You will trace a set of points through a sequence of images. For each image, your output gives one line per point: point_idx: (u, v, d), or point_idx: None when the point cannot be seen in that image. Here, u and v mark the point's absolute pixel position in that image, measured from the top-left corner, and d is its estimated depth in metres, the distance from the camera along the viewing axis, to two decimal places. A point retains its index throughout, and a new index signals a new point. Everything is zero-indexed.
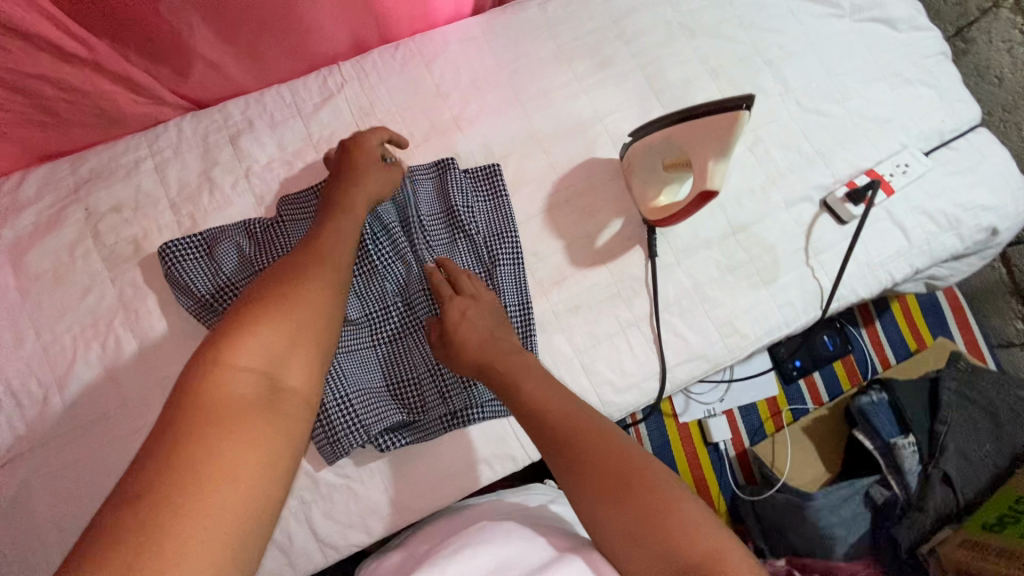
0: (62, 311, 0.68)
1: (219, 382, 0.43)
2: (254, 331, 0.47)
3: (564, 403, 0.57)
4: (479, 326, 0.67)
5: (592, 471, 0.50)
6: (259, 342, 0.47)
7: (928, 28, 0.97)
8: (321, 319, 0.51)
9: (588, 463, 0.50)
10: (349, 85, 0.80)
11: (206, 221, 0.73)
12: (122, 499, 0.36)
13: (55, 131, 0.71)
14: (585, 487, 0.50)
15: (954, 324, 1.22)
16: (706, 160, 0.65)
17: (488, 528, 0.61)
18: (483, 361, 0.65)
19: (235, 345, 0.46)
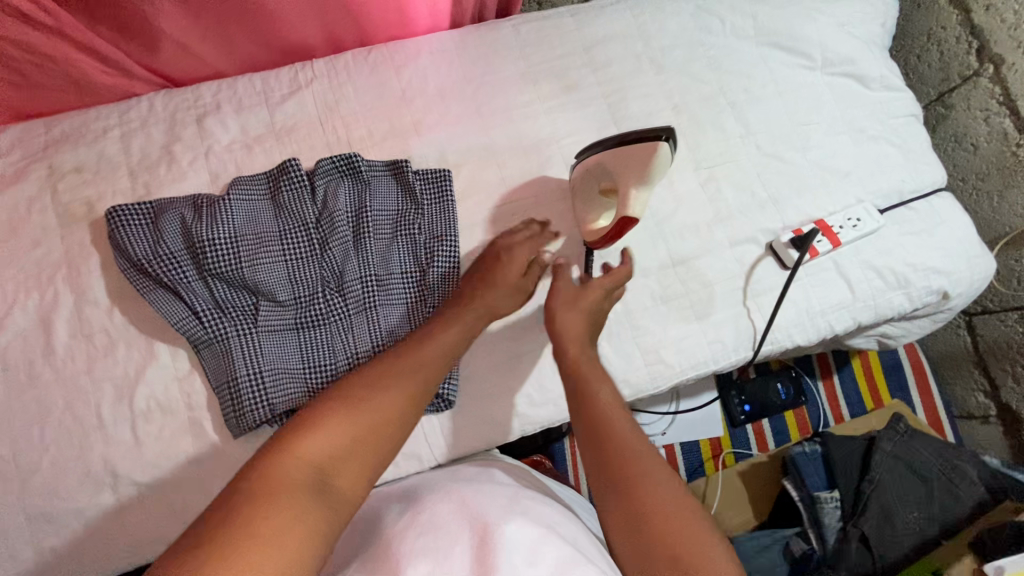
0: (10, 258, 0.72)
1: (284, 464, 0.50)
2: (335, 422, 0.54)
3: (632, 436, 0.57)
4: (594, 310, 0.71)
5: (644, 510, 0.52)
6: (334, 434, 0.53)
7: (901, 89, 0.98)
8: (386, 420, 0.56)
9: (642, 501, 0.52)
10: (318, 81, 0.84)
11: (160, 191, 0.76)
12: (187, 542, 0.44)
13: (33, 91, 0.76)
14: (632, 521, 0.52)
15: (914, 389, 1.20)
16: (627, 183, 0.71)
17: (451, 498, 0.61)
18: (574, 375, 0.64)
19: (316, 434, 0.53)
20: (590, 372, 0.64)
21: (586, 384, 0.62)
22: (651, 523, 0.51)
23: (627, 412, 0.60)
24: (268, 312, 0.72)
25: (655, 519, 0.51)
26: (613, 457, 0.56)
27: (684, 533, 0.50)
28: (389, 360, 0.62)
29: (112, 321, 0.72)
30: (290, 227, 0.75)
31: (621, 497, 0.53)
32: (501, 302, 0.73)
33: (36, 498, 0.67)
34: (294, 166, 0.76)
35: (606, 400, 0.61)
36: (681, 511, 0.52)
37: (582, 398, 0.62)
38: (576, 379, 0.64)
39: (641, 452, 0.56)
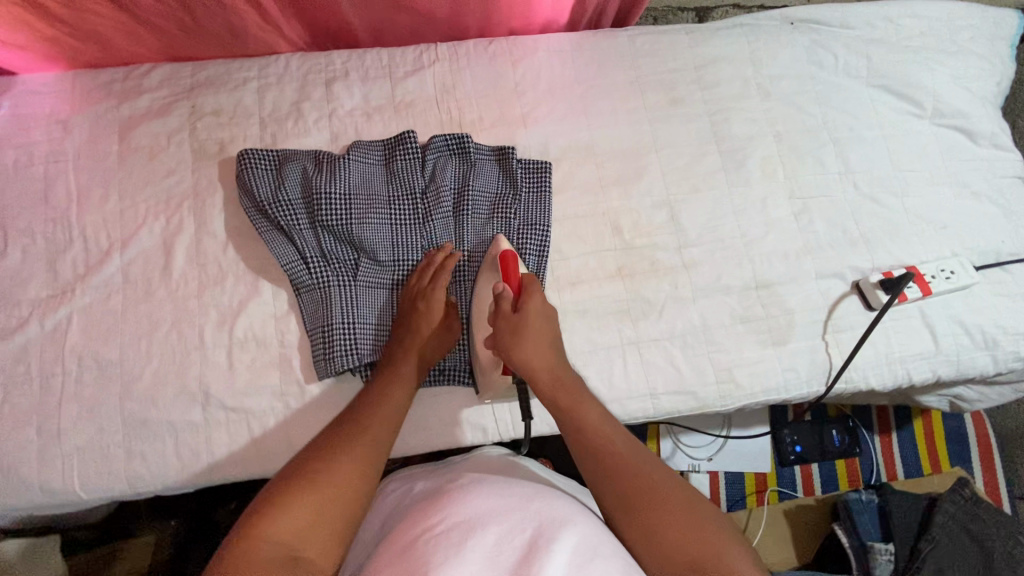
0: (146, 183, 0.79)
1: (258, 539, 0.55)
2: (291, 506, 0.57)
3: (623, 438, 0.65)
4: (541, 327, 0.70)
5: (645, 505, 0.59)
6: (295, 518, 0.57)
7: (1010, 150, 0.95)
8: (347, 487, 0.61)
9: (643, 497, 0.60)
10: (440, 63, 0.88)
11: (284, 142, 0.82)
12: None
13: (190, 34, 0.83)
14: (633, 517, 0.59)
15: (977, 462, 1.13)
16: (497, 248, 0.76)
17: (470, 508, 0.59)
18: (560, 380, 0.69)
19: (274, 520, 0.56)
20: (579, 395, 0.68)
21: (579, 401, 0.67)
22: (656, 514, 0.58)
23: (616, 428, 0.66)
24: (367, 269, 0.77)
25: (670, 521, 0.58)
26: (618, 473, 0.61)
27: (685, 519, 0.58)
28: (350, 426, 0.66)
29: (226, 254, 0.77)
30: (397, 193, 0.79)
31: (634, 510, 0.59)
32: (433, 349, 0.74)
33: (134, 403, 0.72)
34: (410, 138, 0.80)
35: (603, 422, 0.66)
36: (694, 510, 0.59)
37: (574, 426, 0.66)
38: (568, 394, 0.68)
39: (645, 462, 0.63)
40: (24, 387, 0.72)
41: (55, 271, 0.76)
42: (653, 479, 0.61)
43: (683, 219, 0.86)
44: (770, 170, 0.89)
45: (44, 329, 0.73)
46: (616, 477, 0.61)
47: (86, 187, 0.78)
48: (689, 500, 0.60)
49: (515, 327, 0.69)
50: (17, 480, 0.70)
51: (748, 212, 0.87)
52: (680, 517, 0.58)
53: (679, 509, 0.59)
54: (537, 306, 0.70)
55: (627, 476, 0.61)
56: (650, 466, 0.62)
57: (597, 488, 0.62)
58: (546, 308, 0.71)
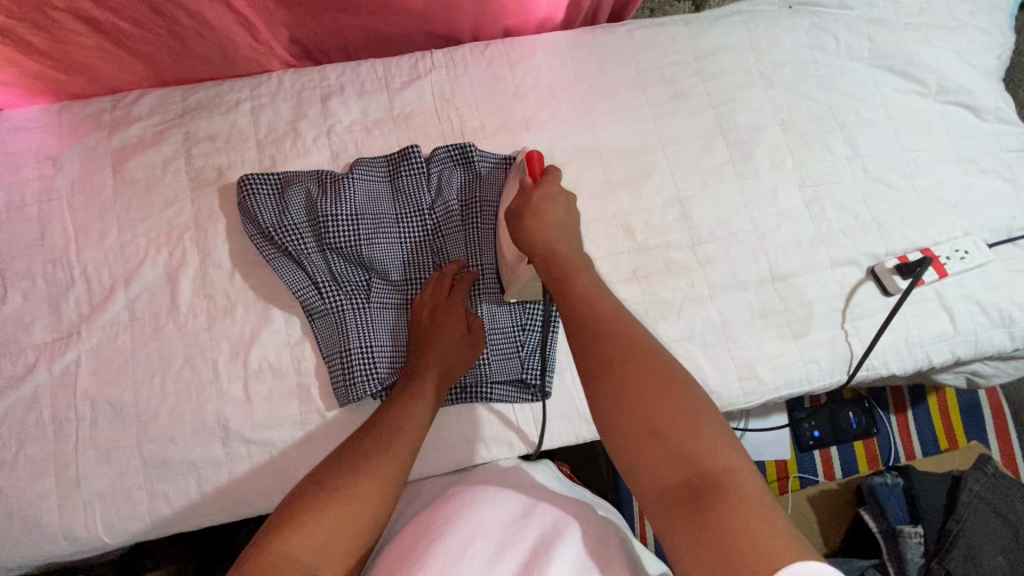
0: (144, 216, 0.76)
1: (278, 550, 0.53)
2: (313, 517, 0.56)
3: (612, 303, 0.55)
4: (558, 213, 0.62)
5: (620, 370, 0.50)
6: (315, 528, 0.55)
7: (1014, 125, 0.93)
8: (369, 498, 0.59)
9: (619, 363, 0.50)
10: (437, 71, 0.86)
11: (284, 164, 0.80)
12: None
13: (180, 56, 0.80)
14: (605, 382, 0.50)
15: (993, 435, 1.12)
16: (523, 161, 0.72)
17: (471, 516, 0.60)
18: (552, 258, 0.60)
19: (297, 528, 0.55)
20: (573, 262, 0.60)
21: (569, 272, 0.59)
22: (630, 379, 0.49)
23: (609, 295, 0.56)
24: (380, 289, 0.76)
25: (641, 386, 0.48)
26: (599, 331, 0.52)
27: (658, 389, 0.48)
28: (369, 439, 0.64)
29: (233, 283, 0.75)
30: (405, 211, 0.78)
31: (606, 371, 0.50)
32: (452, 368, 0.73)
33: (152, 443, 0.70)
34: (414, 152, 0.78)
35: (594, 287, 0.57)
36: (674, 384, 0.49)
37: (562, 287, 0.58)
38: (558, 270, 0.59)
39: (638, 329, 0.53)
40: (38, 435, 0.70)
41: (58, 313, 0.74)
42: (638, 345, 0.51)
43: (694, 216, 0.84)
44: (778, 160, 0.88)
45: (53, 374, 0.71)
46: (595, 340, 0.52)
47: (83, 223, 0.76)
48: (670, 370, 0.50)
49: (522, 205, 0.63)
50: (38, 531, 0.68)
51: (759, 204, 0.86)
52: (654, 386, 0.48)
53: (654, 379, 0.49)
54: (548, 191, 0.63)
55: (609, 341, 0.52)
56: (637, 333, 0.52)
57: (574, 341, 0.54)
58: (560, 193, 0.64)
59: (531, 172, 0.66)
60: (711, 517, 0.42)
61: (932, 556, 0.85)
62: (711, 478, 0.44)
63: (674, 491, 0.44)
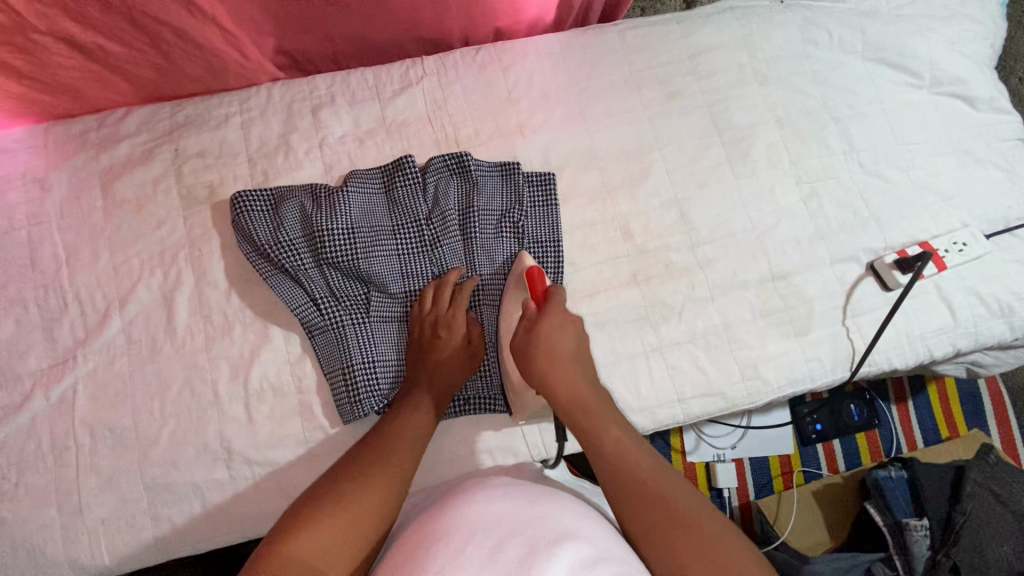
0: (136, 237, 0.75)
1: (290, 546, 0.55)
2: (317, 523, 0.57)
3: (645, 457, 0.63)
4: (565, 340, 0.67)
5: (659, 522, 0.58)
6: (319, 534, 0.56)
7: (1009, 112, 0.93)
8: (378, 492, 0.60)
9: (659, 516, 0.58)
10: (428, 78, 0.85)
11: (277, 178, 0.78)
12: None
13: (165, 72, 0.79)
14: (648, 537, 0.58)
15: (993, 422, 1.13)
16: (523, 265, 0.75)
17: (472, 516, 0.58)
18: (575, 401, 0.65)
19: (302, 534, 0.56)
20: (597, 411, 0.65)
21: (594, 422, 0.65)
22: (670, 530, 0.57)
23: (636, 444, 0.64)
24: (380, 303, 0.75)
25: (682, 534, 0.57)
26: (637, 492, 0.60)
27: (695, 535, 0.56)
28: (379, 437, 0.66)
29: (230, 302, 0.74)
30: (402, 222, 0.76)
31: (654, 536, 0.58)
32: (453, 379, 0.73)
33: (155, 468, 0.69)
34: (409, 162, 0.78)
35: (623, 440, 0.64)
36: (710, 529, 0.57)
37: (593, 443, 0.64)
38: (581, 418, 0.65)
39: (662, 479, 0.62)
40: (37, 465, 0.69)
41: (53, 339, 0.72)
42: (670, 499, 0.60)
43: (693, 217, 0.84)
44: (775, 158, 0.87)
45: (50, 402, 0.70)
46: (629, 492, 0.61)
47: (74, 247, 0.75)
48: (703, 517, 0.58)
49: (534, 344, 0.66)
50: (43, 561, 0.67)
51: (758, 202, 0.85)
52: (693, 533, 0.57)
53: (692, 526, 0.57)
54: (556, 321, 0.67)
55: (644, 497, 0.60)
56: (666, 483, 0.62)
57: (613, 500, 0.62)
58: (567, 323, 0.68)
59: (534, 292, 0.70)
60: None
61: (939, 548, 0.87)
62: None
63: None
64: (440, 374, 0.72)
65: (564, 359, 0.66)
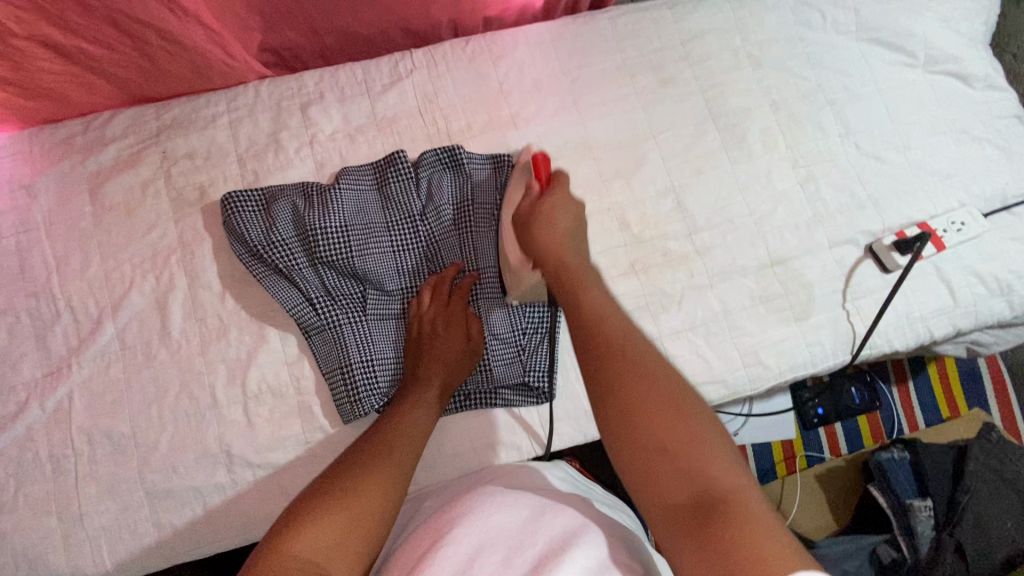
0: (127, 241, 0.74)
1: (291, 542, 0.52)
2: (321, 519, 0.54)
3: (620, 323, 0.52)
4: (566, 214, 0.64)
5: (626, 394, 0.48)
6: (323, 530, 0.53)
7: (1004, 90, 0.92)
8: (381, 490, 0.59)
9: (626, 387, 0.48)
10: (418, 72, 0.84)
11: (268, 178, 0.77)
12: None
13: (150, 73, 0.77)
14: (608, 411, 0.48)
15: (993, 400, 1.13)
16: (527, 158, 0.72)
17: (480, 516, 0.58)
18: (562, 261, 0.59)
19: (305, 530, 0.53)
20: (576, 273, 0.58)
21: (577, 284, 0.57)
22: (635, 396, 0.48)
23: (617, 310, 0.54)
24: (376, 301, 0.75)
25: (648, 405, 0.47)
26: (607, 344, 0.51)
27: (664, 408, 0.47)
28: (378, 437, 0.64)
29: (224, 305, 0.74)
30: (396, 218, 0.76)
31: (615, 390, 0.48)
32: (453, 375, 0.72)
33: (155, 475, 0.69)
34: (401, 157, 0.77)
35: (600, 296, 0.55)
36: (682, 405, 0.47)
37: (572, 306, 0.55)
38: (564, 279, 0.58)
39: (638, 345, 0.50)
40: (35, 475, 0.68)
41: (46, 348, 0.71)
42: (644, 359, 0.49)
43: (690, 204, 0.83)
44: (771, 142, 0.86)
45: (45, 411, 0.70)
46: (600, 356, 0.50)
47: (64, 254, 0.74)
48: (680, 396, 0.48)
49: (535, 214, 0.64)
50: (44, 571, 0.67)
51: (754, 187, 0.85)
52: (662, 406, 0.47)
53: (661, 399, 0.47)
54: (560, 198, 0.65)
55: (612, 360, 0.50)
56: (646, 346, 0.51)
57: (581, 359, 0.52)
58: (571, 201, 0.65)
59: (538, 175, 0.68)
60: (713, 535, 0.41)
61: (943, 527, 0.88)
62: (718, 500, 0.43)
63: (685, 518, 0.43)
64: (441, 370, 0.71)
65: (563, 223, 0.63)
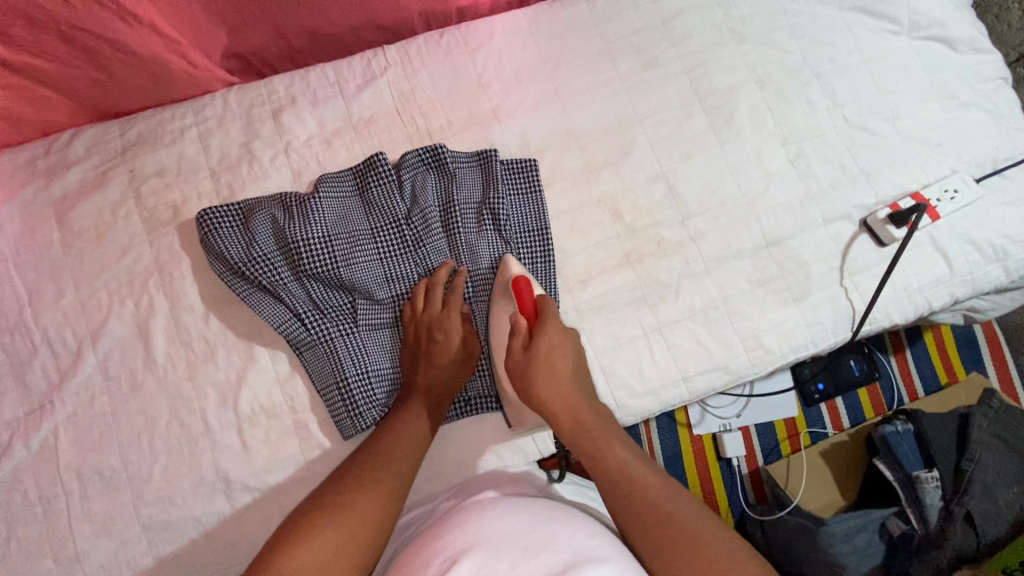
0: (100, 268, 0.71)
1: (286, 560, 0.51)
2: (317, 533, 0.54)
3: (634, 463, 0.62)
4: (560, 351, 0.66)
5: (653, 519, 0.57)
6: (318, 544, 0.53)
7: (990, 51, 0.91)
8: (372, 508, 0.57)
9: (649, 516, 0.57)
10: (393, 69, 0.80)
11: (244, 191, 0.74)
12: None
13: (112, 88, 0.74)
14: (657, 564, 0.55)
15: (990, 363, 1.13)
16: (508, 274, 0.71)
17: (479, 526, 0.57)
18: (578, 426, 0.64)
19: (299, 549, 0.52)
20: (597, 427, 0.64)
21: (593, 441, 0.63)
22: (671, 540, 0.55)
23: (626, 444, 0.63)
24: (366, 310, 0.72)
25: (686, 554, 0.54)
26: (636, 505, 0.58)
27: (695, 551, 0.54)
28: (372, 452, 0.62)
29: (209, 326, 0.71)
30: (381, 224, 0.73)
31: (647, 528, 0.57)
32: (449, 383, 0.70)
33: (150, 507, 0.66)
34: (381, 160, 0.74)
35: (617, 442, 0.63)
36: (716, 549, 0.54)
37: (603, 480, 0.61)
38: (583, 436, 0.63)
39: (651, 480, 0.60)
40: (25, 517, 0.66)
41: (26, 384, 0.69)
42: (665, 507, 0.58)
43: (681, 189, 0.81)
44: (759, 120, 0.84)
45: (29, 450, 0.67)
46: (634, 521, 0.58)
47: (36, 285, 0.70)
48: (707, 539, 0.55)
49: (531, 360, 0.65)
50: None
51: (745, 168, 0.83)
52: (694, 551, 0.54)
53: (691, 541, 0.55)
54: (550, 334, 0.66)
55: (638, 510, 0.58)
56: (657, 483, 0.60)
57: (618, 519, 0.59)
58: (563, 334, 0.67)
59: (523, 301, 0.68)
60: None
61: (952, 498, 0.88)
62: None
63: None
64: (435, 386, 0.69)
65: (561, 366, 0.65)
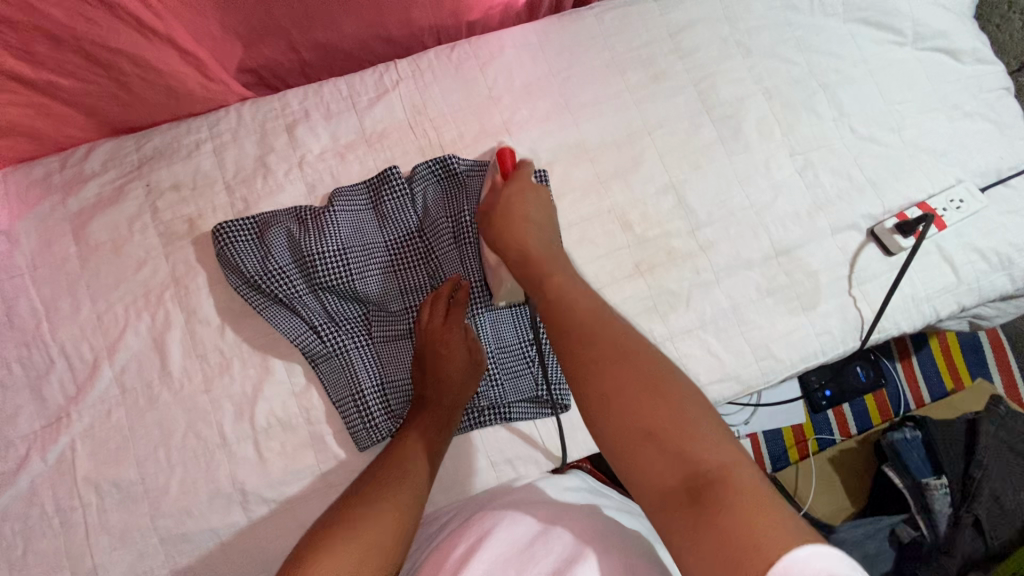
0: (117, 281, 0.72)
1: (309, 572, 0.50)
2: (338, 544, 0.53)
3: (586, 297, 0.54)
4: (528, 205, 0.64)
5: (595, 347, 0.49)
6: (339, 556, 0.52)
7: (993, 62, 0.92)
8: (390, 518, 0.57)
9: (591, 344, 0.50)
10: (405, 82, 0.81)
11: (259, 204, 0.75)
12: None
13: (128, 103, 0.75)
14: (591, 393, 0.48)
15: (995, 369, 1.14)
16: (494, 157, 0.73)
17: (497, 537, 0.57)
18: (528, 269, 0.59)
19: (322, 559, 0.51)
20: (549, 265, 0.58)
21: (544, 278, 0.56)
22: (608, 368, 0.48)
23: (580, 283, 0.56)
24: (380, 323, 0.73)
25: (623, 382, 0.47)
26: (586, 336, 0.50)
27: (637, 382, 0.47)
28: (386, 467, 0.62)
29: (225, 338, 0.71)
30: (395, 237, 0.74)
31: (587, 357, 0.49)
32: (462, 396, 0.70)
33: (167, 519, 0.67)
34: (394, 173, 0.75)
35: (570, 278, 0.56)
36: (659, 381, 0.47)
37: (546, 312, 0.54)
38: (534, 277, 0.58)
39: (602, 312, 0.52)
40: (43, 530, 0.66)
41: (43, 397, 0.69)
42: (615, 336, 0.50)
43: (690, 201, 0.82)
44: (767, 131, 0.85)
45: (47, 463, 0.67)
46: (572, 353, 0.50)
47: (53, 299, 0.71)
48: (659, 374, 0.47)
49: (497, 210, 0.64)
50: None
51: (753, 178, 0.84)
52: (634, 381, 0.47)
53: (634, 373, 0.47)
54: (522, 188, 0.65)
55: (582, 339, 0.50)
56: (606, 317, 0.52)
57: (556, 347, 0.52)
58: (536, 193, 0.65)
59: (504, 167, 0.69)
60: (712, 507, 0.41)
61: (961, 505, 0.89)
62: (709, 473, 0.42)
63: (679, 497, 0.42)
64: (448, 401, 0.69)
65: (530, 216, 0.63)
